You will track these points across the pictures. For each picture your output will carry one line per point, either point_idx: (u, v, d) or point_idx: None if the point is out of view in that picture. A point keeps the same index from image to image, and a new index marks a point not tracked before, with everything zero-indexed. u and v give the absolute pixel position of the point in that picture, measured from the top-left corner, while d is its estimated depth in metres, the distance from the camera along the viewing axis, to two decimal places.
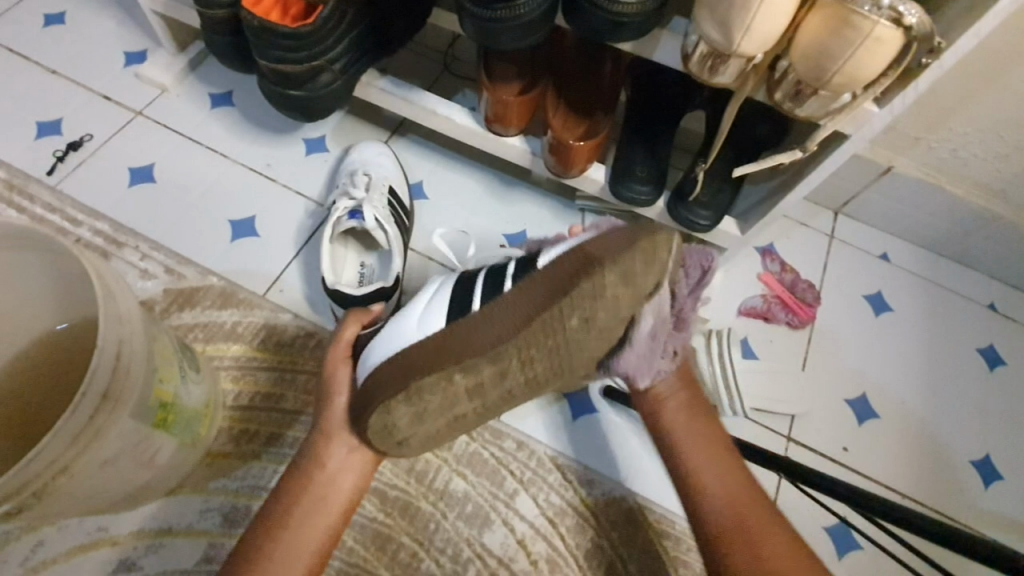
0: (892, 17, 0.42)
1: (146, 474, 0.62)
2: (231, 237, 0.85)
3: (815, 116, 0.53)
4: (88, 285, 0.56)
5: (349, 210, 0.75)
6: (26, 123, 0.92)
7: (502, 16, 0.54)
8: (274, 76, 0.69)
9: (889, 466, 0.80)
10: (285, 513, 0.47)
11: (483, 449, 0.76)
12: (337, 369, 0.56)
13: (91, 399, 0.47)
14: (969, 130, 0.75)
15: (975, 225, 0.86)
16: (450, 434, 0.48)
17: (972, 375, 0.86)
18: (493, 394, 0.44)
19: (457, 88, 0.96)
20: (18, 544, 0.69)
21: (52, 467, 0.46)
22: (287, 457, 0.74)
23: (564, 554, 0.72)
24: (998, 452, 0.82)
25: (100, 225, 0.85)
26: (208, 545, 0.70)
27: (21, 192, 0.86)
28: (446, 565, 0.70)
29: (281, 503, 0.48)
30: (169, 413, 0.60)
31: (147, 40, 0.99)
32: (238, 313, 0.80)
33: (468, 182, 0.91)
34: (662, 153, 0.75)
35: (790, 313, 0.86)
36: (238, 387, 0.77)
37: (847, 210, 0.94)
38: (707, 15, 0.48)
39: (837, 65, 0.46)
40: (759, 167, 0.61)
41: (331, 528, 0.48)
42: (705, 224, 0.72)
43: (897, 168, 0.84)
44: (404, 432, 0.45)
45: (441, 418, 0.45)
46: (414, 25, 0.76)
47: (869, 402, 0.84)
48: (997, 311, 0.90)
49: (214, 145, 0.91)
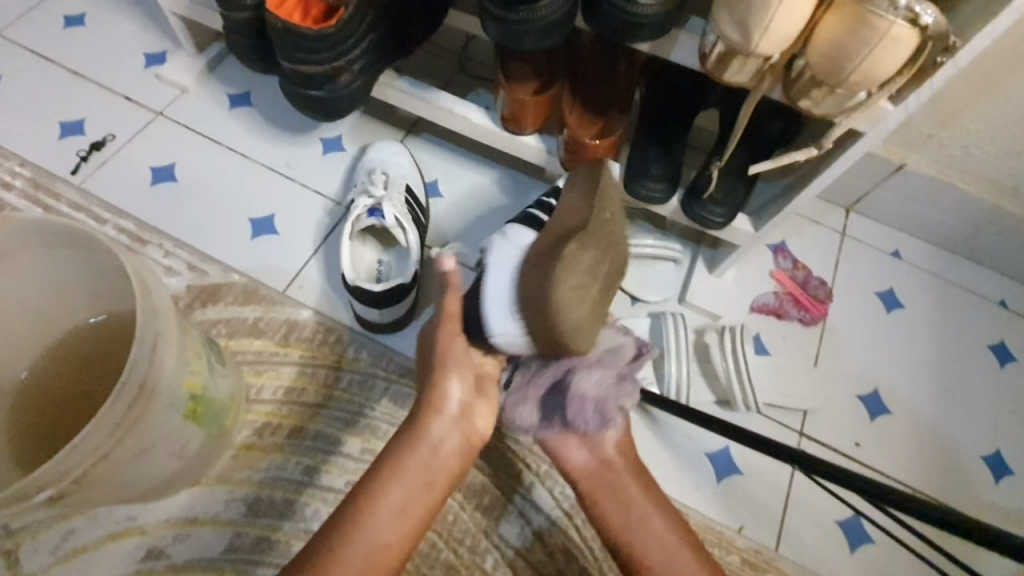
0: (909, 17, 0.43)
1: (175, 465, 0.64)
2: (251, 235, 0.87)
3: (831, 115, 0.54)
4: (122, 279, 0.57)
5: (370, 208, 0.77)
6: (50, 123, 0.94)
7: (524, 17, 0.55)
8: (295, 77, 0.71)
9: (900, 462, 0.81)
10: (382, 489, 0.50)
11: (500, 442, 0.77)
12: (451, 340, 0.55)
13: (131, 390, 0.49)
14: (982, 127, 0.76)
15: (987, 222, 0.86)
16: (590, 333, 0.48)
17: (983, 372, 0.86)
18: (602, 271, 0.47)
19: (471, 87, 0.97)
20: (50, 532, 0.71)
21: (94, 454, 0.48)
22: (309, 450, 0.75)
23: (581, 546, 0.73)
24: (1010, 447, 0.83)
25: (124, 223, 0.87)
26: (233, 535, 0.71)
27: (47, 191, 0.88)
28: (465, 555, 0.72)
29: (386, 472, 0.51)
30: (199, 405, 0.62)
31: (167, 41, 1.01)
32: (259, 308, 0.82)
33: (483, 181, 0.92)
34: (676, 152, 0.76)
35: (802, 310, 0.88)
36: (261, 381, 0.78)
37: (859, 207, 0.94)
38: (726, 15, 0.49)
39: (854, 64, 0.47)
40: (774, 164, 0.62)
41: (434, 502, 0.52)
42: (718, 221, 0.73)
43: (909, 166, 0.85)
44: (566, 324, 0.45)
45: (586, 304, 0.45)
46: (430, 27, 0.77)
47: (881, 398, 0.84)
48: (1008, 308, 0.90)
49: (234, 144, 0.93)
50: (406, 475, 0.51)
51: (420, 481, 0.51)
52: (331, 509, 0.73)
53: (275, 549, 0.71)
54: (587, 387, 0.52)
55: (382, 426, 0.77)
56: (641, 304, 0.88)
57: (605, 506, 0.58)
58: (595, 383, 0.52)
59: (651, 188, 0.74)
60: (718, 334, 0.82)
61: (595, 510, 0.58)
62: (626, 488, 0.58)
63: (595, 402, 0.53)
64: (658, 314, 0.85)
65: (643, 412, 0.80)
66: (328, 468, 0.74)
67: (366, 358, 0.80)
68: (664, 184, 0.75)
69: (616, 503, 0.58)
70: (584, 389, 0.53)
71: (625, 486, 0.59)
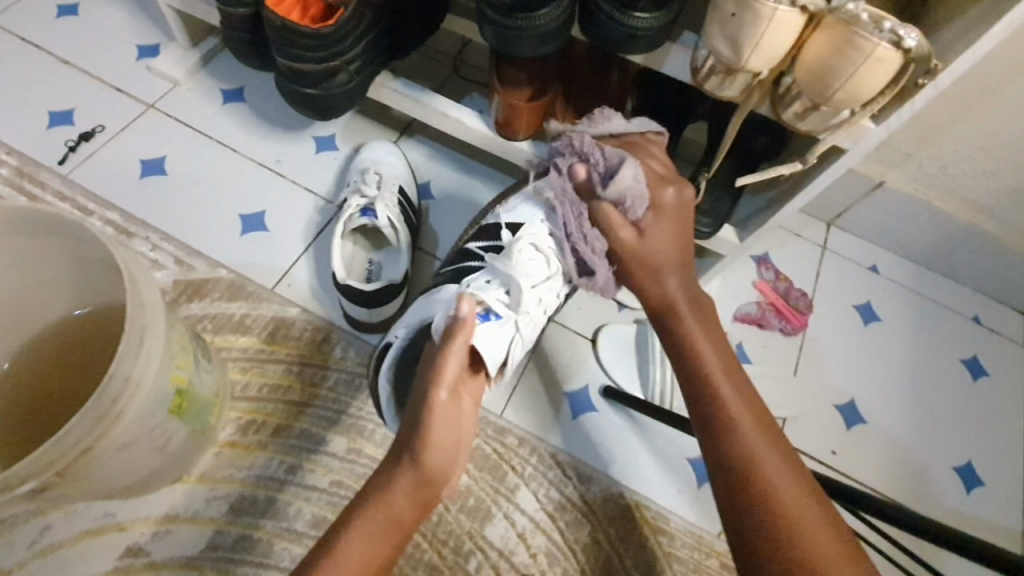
0: (892, 39, 0.45)
1: (158, 460, 0.63)
2: (241, 231, 0.86)
3: (816, 131, 0.56)
4: (111, 270, 0.57)
5: (361, 208, 0.78)
6: (38, 112, 0.92)
7: (521, 25, 0.56)
8: (291, 74, 0.71)
9: (875, 471, 0.83)
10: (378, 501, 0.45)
11: (485, 444, 0.77)
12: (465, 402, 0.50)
13: (117, 381, 0.49)
14: (958, 148, 0.79)
15: (962, 239, 0.89)
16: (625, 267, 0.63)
17: (956, 385, 0.89)
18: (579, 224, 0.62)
19: (466, 91, 0.98)
20: (25, 527, 0.69)
21: (78, 446, 0.48)
22: (295, 448, 0.75)
23: (564, 548, 0.73)
24: (979, 458, 0.85)
25: (111, 215, 0.86)
26: (214, 533, 0.71)
27: (32, 180, 0.87)
28: (448, 556, 0.72)
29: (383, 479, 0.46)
30: (184, 400, 0.61)
31: (160, 34, 1.00)
32: (247, 305, 0.82)
33: (468, 184, 0.93)
34: (663, 163, 0.78)
35: (783, 320, 0.90)
36: (246, 378, 0.78)
37: (840, 222, 0.97)
38: (717, 31, 0.51)
39: (840, 83, 0.49)
40: (759, 177, 0.63)
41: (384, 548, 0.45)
42: (705, 232, 0.74)
43: (888, 183, 0.88)
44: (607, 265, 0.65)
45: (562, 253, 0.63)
46: (427, 32, 0.79)
47: (857, 407, 0.87)
48: (981, 323, 0.93)
49: (225, 139, 0.93)
50: (381, 525, 0.45)
51: (389, 535, 0.45)
52: (314, 508, 0.73)
53: (256, 548, 0.71)
54: (580, 171, 0.62)
55: (368, 425, 0.77)
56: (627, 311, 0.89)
57: (730, 396, 0.52)
58: (618, 186, 0.58)
59: None
60: None
61: (708, 384, 0.53)
62: (746, 389, 0.53)
63: (640, 200, 0.58)
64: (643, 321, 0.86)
65: (631, 417, 0.80)
66: (312, 467, 0.74)
67: (353, 357, 0.80)
68: None
69: (735, 385, 0.53)
70: (603, 191, 0.60)
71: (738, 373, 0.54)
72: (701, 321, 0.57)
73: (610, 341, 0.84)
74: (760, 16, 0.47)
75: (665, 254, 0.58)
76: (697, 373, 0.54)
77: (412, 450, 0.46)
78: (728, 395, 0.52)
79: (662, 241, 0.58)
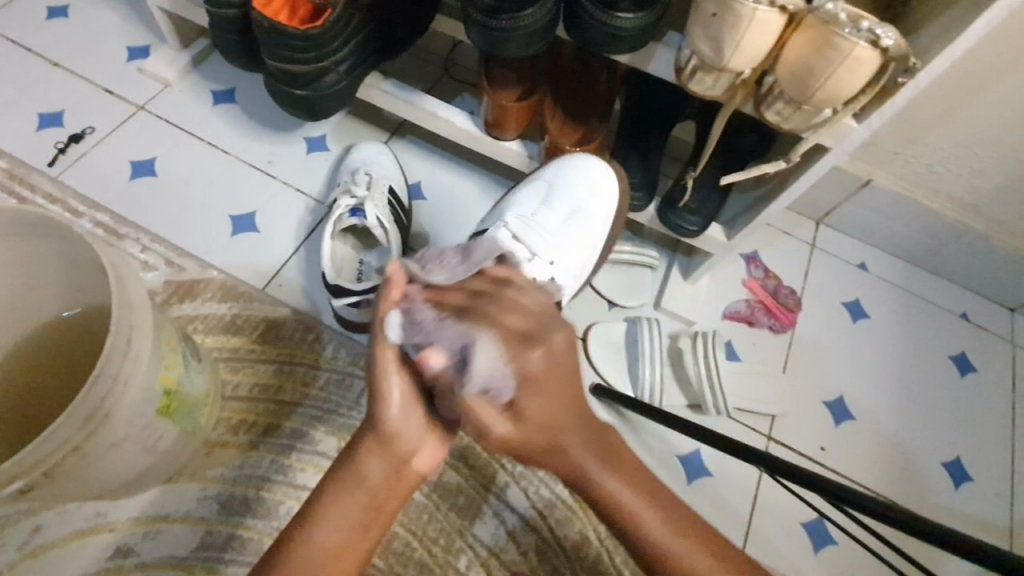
0: (870, 39, 0.45)
1: (147, 460, 0.63)
2: (232, 231, 0.87)
3: (798, 130, 0.56)
4: (99, 271, 0.57)
5: (351, 208, 0.78)
6: (28, 113, 0.92)
7: (507, 26, 0.57)
8: (280, 75, 0.71)
9: (863, 467, 0.84)
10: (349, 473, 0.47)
11: (476, 442, 0.78)
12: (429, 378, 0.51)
13: (105, 381, 0.49)
14: (944, 146, 0.80)
15: (949, 237, 0.90)
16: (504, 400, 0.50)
17: (944, 381, 0.90)
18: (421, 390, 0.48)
19: (456, 91, 0.98)
20: (16, 528, 0.69)
21: (66, 445, 0.48)
22: (286, 448, 0.75)
23: (553, 545, 0.74)
24: (967, 454, 0.86)
25: (101, 217, 0.86)
26: (204, 532, 0.71)
27: (22, 181, 0.87)
28: (438, 554, 0.73)
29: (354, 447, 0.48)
30: (172, 400, 0.61)
31: (150, 35, 1.00)
32: (237, 306, 0.82)
33: (459, 183, 0.93)
34: (654, 163, 0.79)
35: (772, 318, 0.90)
36: (237, 378, 0.78)
37: (829, 220, 0.97)
38: (700, 32, 0.51)
39: (820, 82, 0.49)
40: (744, 176, 0.64)
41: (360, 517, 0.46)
42: (693, 229, 0.75)
43: (876, 181, 0.88)
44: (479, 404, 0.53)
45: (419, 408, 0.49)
46: (417, 31, 0.79)
47: (846, 403, 0.87)
48: (968, 320, 0.94)
49: (215, 140, 0.93)
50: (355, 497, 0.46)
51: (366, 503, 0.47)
52: None
53: (247, 547, 0.71)
54: (434, 357, 0.40)
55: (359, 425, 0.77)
56: (617, 310, 0.90)
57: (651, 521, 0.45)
58: (479, 373, 0.39)
59: (631, 197, 0.77)
60: (692, 340, 0.84)
61: (634, 525, 0.45)
62: (668, 504, 0.46)
63: (506, 383, 0.39)
64: (633, 319, 0.87)
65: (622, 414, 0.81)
66: (303, 466, 0.74)
67: (344, 357, 0.80)
68: (642, 192, 0.78)
69: (662, 512, 0.45)
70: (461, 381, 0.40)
71: (661, 493, 0.46)
72: (600, 451, 0.45)
73: (601, 340, 0.85)
74: (741, 17, 0.47)
75: (553, 428, 0.42)
76: (601, 495, 0.45)
77: (368, 415, 0.49)
78: (651, 521, 0.45)
79: (544, 411, 0.41)
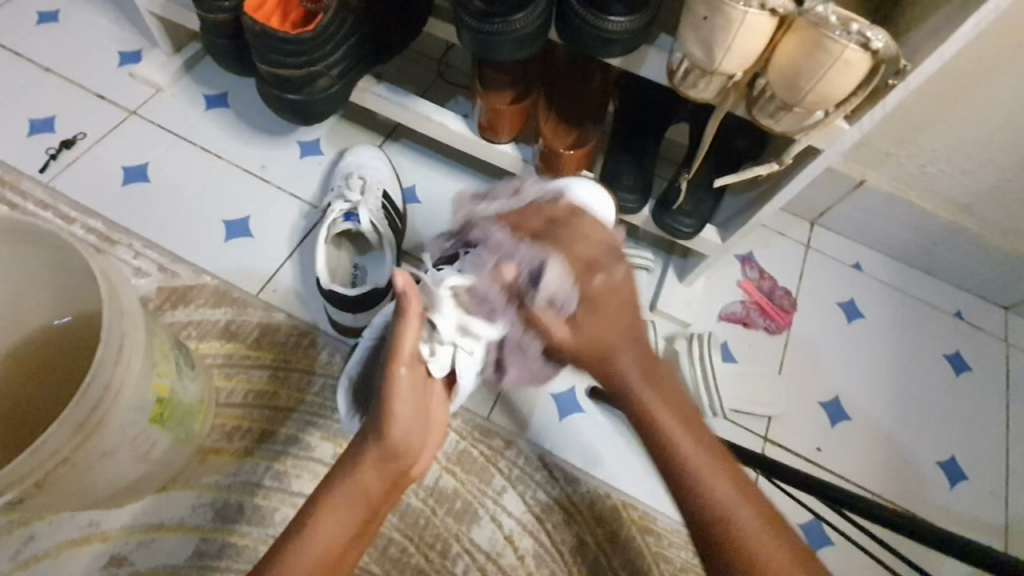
0: (860, 41, 0.46)
1: (141, 468, 0.63)
2: (225, 237, 0.86)
3: (790, 132, 0.56)
4: (89, 278, 0.57)
5: (345, 212, 0.78)
6: (18, 119, 0.92)
7: (499, 29, 0.57)
8: (272, 79, 0.71)
9: (859, 467, 0.84)
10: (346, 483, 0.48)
11: (473, 446, 0.78)
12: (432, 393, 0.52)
13: (96, 389, 0.49)
14: (937, 147, 0.80)
15: (943, 237, 0.90)
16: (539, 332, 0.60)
17: (940, 380, 0.90)
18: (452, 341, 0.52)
19: (450, 94, 0.98)
20: (9, 537, 0.69)
21: (57, 455, 0.48)
22: (281, 454, 0.75)
23: (551, 550, 0.74)
24: (963, 453, 0.86)
25: (93, 223, 0.85)
26: (199, 540, 0.71)
27: (13, 187, 0.87)
28: (435, 560, 0.72)
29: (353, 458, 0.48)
30: (165, 408, 0.61)
31: (142, 40, 1.00)
32: (231, 311, 0.81)
33: (453, 187, 0.93)
34: (648, 164, 0.79)
35: (767, 319, 0.90)
36: (232, 384, 0.78)
37: (823, 221, 0.97)
38: (691, 35, 0.51)
39: (810, 84, 0.49)
40: (738, 178, 0.64)
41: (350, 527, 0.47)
42: (688, 232, 0.75)
43: (870, 182, 0.89)
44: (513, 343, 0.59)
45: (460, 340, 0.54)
46: (409, 35, 0.79)
47: (841, 404, 0.87)
48: (963, 319, 0.94)
49: (208, 145, 0.93)
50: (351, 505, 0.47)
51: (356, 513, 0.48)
52: None
53: (242, 555, 0.70)
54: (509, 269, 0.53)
55: None
56: None
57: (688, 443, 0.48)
58: (548, 289, 0.52)
59: (625, 200, 0.77)
60: (687, 342, 0.85)
61: (671, 448, 0.48)
62: (705, 434, 0.49)
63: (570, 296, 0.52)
64: None
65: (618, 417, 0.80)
66: (299, 472, 0.74)
67: (339, 362, 0.80)
68: (636, 194, 0.77)
69: (696, 439, 0.49)
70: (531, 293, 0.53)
71: (697, 425, 0.50)
72: (646, 371, 0.52)
73: None
74: (731, 20, 0.47)
75: (602, 344, 0.53)
76: (641, 417, 0.50)
77: (369, 428, 0.49)
78: (681, 439, 0.48)
79: (599, 328, 0.53)
